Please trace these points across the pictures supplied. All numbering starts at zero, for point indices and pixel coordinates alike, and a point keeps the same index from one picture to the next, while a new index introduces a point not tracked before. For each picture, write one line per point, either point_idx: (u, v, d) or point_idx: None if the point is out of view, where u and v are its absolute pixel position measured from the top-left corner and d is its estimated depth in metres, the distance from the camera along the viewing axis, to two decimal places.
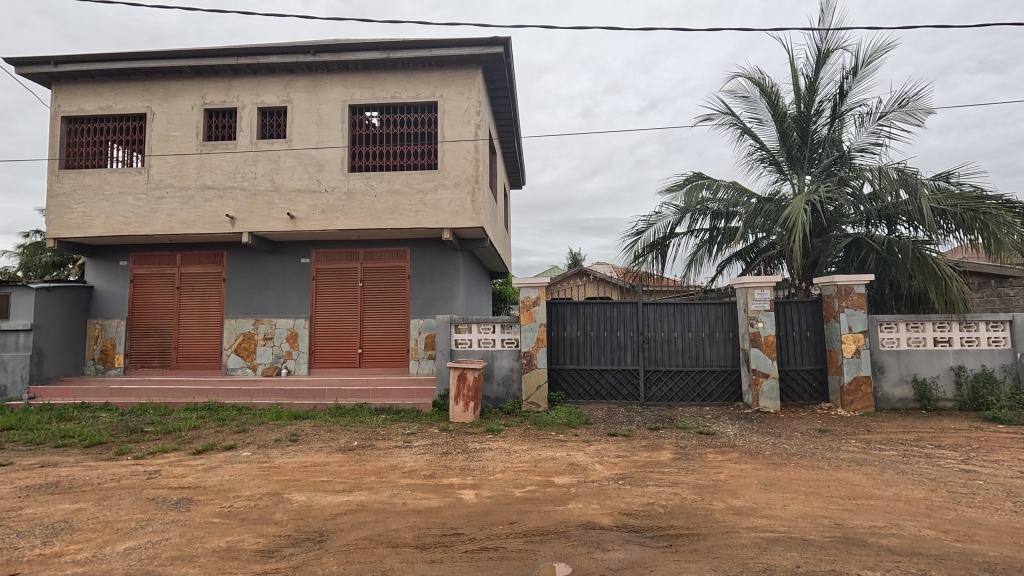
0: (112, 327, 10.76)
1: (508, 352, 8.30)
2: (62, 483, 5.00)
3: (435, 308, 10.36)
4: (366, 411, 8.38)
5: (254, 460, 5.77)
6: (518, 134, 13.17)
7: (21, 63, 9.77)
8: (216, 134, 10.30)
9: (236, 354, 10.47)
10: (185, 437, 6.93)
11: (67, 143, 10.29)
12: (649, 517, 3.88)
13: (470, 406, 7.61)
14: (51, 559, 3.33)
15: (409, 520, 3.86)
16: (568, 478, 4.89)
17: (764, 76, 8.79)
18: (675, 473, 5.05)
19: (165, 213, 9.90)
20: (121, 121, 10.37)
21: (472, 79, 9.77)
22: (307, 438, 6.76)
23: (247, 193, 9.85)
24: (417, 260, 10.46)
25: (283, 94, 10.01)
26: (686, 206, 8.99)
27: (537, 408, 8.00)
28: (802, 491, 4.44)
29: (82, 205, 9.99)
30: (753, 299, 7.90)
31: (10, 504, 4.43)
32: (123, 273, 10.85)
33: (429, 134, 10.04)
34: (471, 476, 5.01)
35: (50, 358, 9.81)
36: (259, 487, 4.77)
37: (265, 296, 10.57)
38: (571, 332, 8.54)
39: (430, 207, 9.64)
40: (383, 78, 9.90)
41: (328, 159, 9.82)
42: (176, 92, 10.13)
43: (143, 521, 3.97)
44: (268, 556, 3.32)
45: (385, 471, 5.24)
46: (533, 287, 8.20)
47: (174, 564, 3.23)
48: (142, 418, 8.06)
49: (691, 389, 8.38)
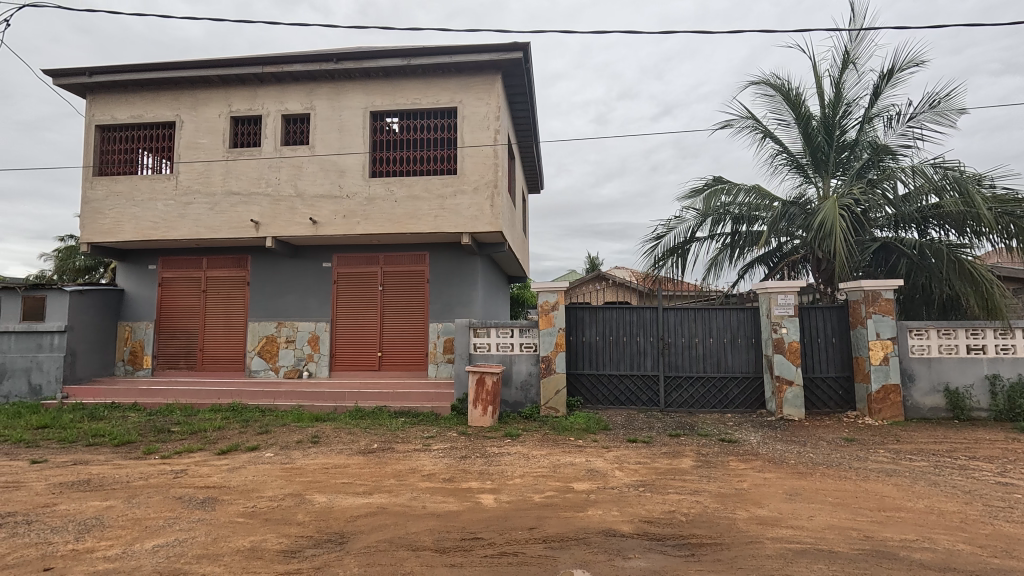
0: (141, 329, 11.05)
1: (526, 356, 8.27)
2: (93, 481, 5.15)
3: (453, 311, 10.41)
4: (386, 413, 8.43)
5: (277, 462, 5.86)
6: (537, 138, 13.21)
7: (58, 75, 10.17)
8: (241, 140, 10.52)
9: (259, 357, 10.68)
10: (210, 438, 7.09)
11: (100, 151, 10.66)
12: (670, 525, 3.83)
13: (488, 410, 7.61)
14: (84, 555, 3.42)
15: (428, 524, 3.88)
16: (588, 485, 4.85)
17: (786, 80, 8.66)
18: (697, 481, 4.97)
19: (192, 218, 10.17)
20: (151, 129, 10.68)
21: (492, 85, 9.82)
22: (327, 440, 6.84)
23: (271, 199, 10.05)
24: (436, 264, 10.53)
25: (306, 102, 10.21)
26: (706, 211, 8.89)
27: (556, 414, 7.98)
28: (828, 502, 4.33)
29: (114, 210, 10.32)
30: (776, 304, 7.76)
31: (45, 500, 4.57)
32: (151, 276, 11.16)
33: (447, 140, 10.08)
34: (490, 481, 5.01)
35: (83, 358, 10.15)
36: (281, 488, 4.85)
37: (288, 300, 10.75)
38: (590, 337, 8.51)
39: (448, 211, 9.71)
40: (403, 85, 10.03)
41: (349, 165, 9.98)
42: (203, 100, 10.41)
43: (170, 519, 4.06)
44: (290, 556, 3.36)
45: (405, 474, 5.27)
46: (552, 291, 8.18)
47: (200, 562, 3.29)
48: (169, 418, 8.29)
49: (713, 394, 8.25)
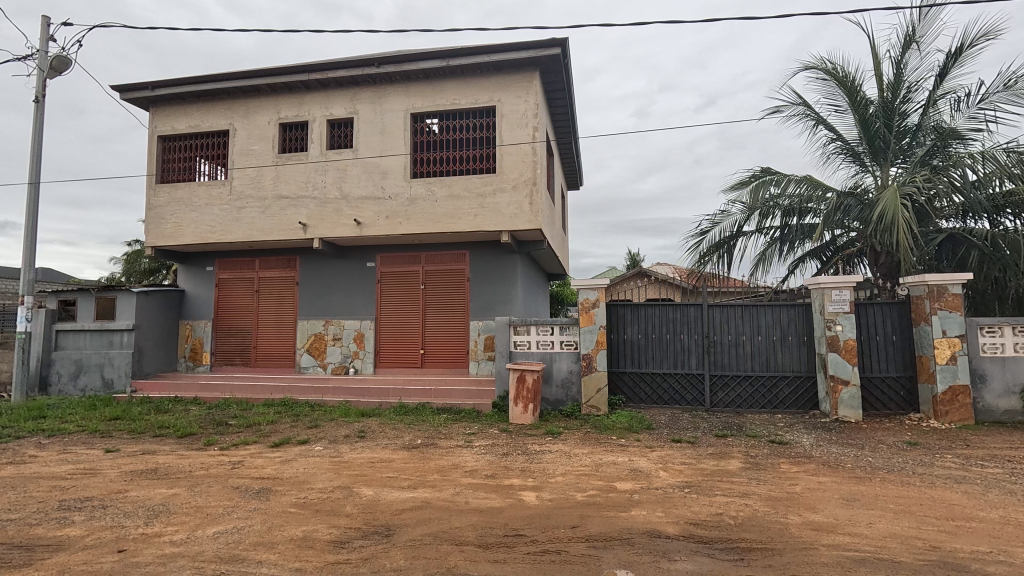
0: (200, 327, 11.69)
1: (567, 354, 8.23)
2: (159, 470, 5.50)
3: (493, 309, 10.48)
4: (429, 410, 8.59)
5: (326, 455, 6.08)
6: (576, 134, 13.10)
7: (124, 90, 10.87)
8: (290, 146, 10.94)
9: (308, 354, 11.09)
10: (264, 431, 7.42)
11: (162, 160, 11.33)
12: (718, 528, 3.72)
13: (529, 407, 7.61)
14: (153, 539, 3.66)
15: (472, 519, 3.92)
16: (631, 484, 4.78)
17: (841, 64, 8.23)
18: (745, 483, 4.81)
19: (245, 222, 10.66)
20: (207, 138, 11.26)
21: (531, 82, 9.80)
22: (373, 435, 7.03)
23: (317, 202, 10.41)
24: (476, 262, 10.62)
25: (350, 106, 10.50)
26: (753, 204, 8.57)
27: (597, 412, 7.90)
28: (890, 509, 4.09)
29: (175, 216, 10.95)
30: (830, 300, 7.39)
31: (118, 486, 4.92)
32: (208, 277, 11.78)
33: (486, 139, 10.15)
34: (532, 478, 5.02)
35: (149, 355, 10.83)
36: (330, 480, 5.02)
37: (334, 299, 11.12)
38: (632, 334, 8.37)
39: (488, 210, 9.77)
40: (442, 86, 10.16)
41: (391, 167, 10.20)
42: (254, 109, 10.88)
43: (229, 507, 4.29)
44: (340, 546, 3.48)
45: (448, 469, 5.36)
46: (592, 288, 8.10)
47: (256, 549, 3.46)
48: (227, 412, 8.74)
49: (762, 394, 7.96)
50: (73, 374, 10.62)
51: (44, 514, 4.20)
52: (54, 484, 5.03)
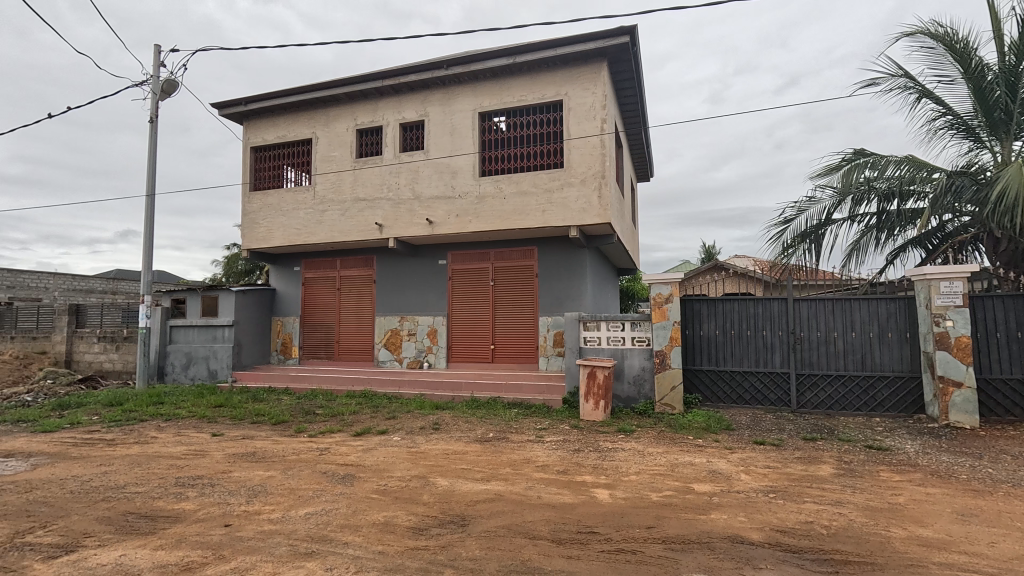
0: (290, 323, 12.60)
1: (639, 350, 8.02)
2: (257, 453, 6.01)
3: (562, 305, 10.43)
4: (500, 404, 8.72)
5: (404, 445, 6.36)
6: (646, 124, 12.70)
7: (222, 107, 11.92)
8: (366, 150, 11.49)
9: (385, 348, 11.62)
10: (347, 420, 7.89)
11: (255, 170, 12.31)
12: (808, 538, 3.48)
13: (600, 404, 7.51)
14: (254, 516, 4.01)
15: (545, 514, 3.94)
16: (710, 487, 4.58)
17: (951, 28, 7.35)
18: (839, 491, 4.45)
19: (328, 224, 11.34)
20: (293, 147, 12.08)
21: (598, 73, 9.62)
22: (447, 428, 7.26)
23: (392, 203, 10.85)
24: (545, 258, 10.62)
25: (421, 109, 10.85)
26: (845, 189, 7.89)
27: (672, 411, 7.64)
28: (1016, 529, 3.62)
29: (266, 220, 11.87)
30: (938, 293, 6.66)
31: (223, 467, 5.44)
32: (296, 277, 12.67)
33: (554, 134, 10.09)
34: (605, 475, 4.95)
35: (246, 348, 11.84)
36: (408, 470, 5.24)
37: (408, 296, 11.57)
38: (709, 330, 8.02)
39: (556, 205, 9.73)
40: (509, 83, 10.22)
41: (461, 166, 10.42)
42: (334, 117, 11.53)
43: (318, 491, 4.61)
44: (418, 533, 3.63)
45: (520, 463, 5.41)
46: (665, 283, 7.83)
47: (343, 531, 3.68)
48: (314, 402, 9.38)
49: (857, 395, 7.33)
50: (184, 365, 11.83)
51: (164, 489, 4.73)
52: (171, 463, 5.65)
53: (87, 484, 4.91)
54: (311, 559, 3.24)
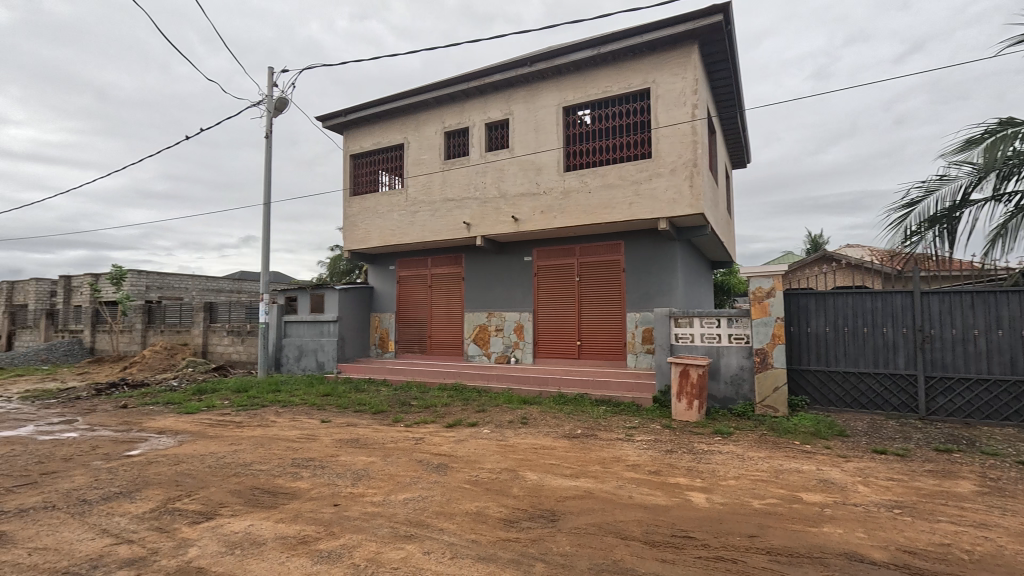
0: (386, 319, 13.40)
1: (737, 348, 7.55)
2: (360, 440, 6.47)
3: (652, 300, 10.09)
4: (587, 401, 8.64)
5: (493, 438, 6.51)
6: (742, 107, 11.90)
7: (325, 119, 12.92)
8: (454, 152, 11.88)
9: (474, 343, 11.97)
10: (440, 412, 8.24)
11: (354, 176, 13.21)
12: (944, 562, 3.07)
13: (694, 404, 7.18)
14: (359, 497, 4.32)
15: (637, 514, 3.84)
16: (821, 497, 4.20)
17: None
18: (983, 511, 3.88)
19: (419, 225, 11.88)
20: (387, 153, 12.80)
21: (689, 57, 9.15)
22: (535, 422, 7.32)
23: (479, 202, 11.13)
24: (633, 252, 10.33)
25: (506, 108, 11.00)
26: (987, 165, 6.83)
27: (775, 413, 7.11)
28: None
29: (365, 223, 12.70)
30: None
31: (332, 451, 5.91)
32: (391, 275, 13.43)
33: (641, 124, 9.77)
34: (700, 478, 4.72)
35: (349, 342, 12.77)
36: (498, 462, 5.37)
37: (496, 292, 11.81)
38: (817, 327, 7.38)
39: (644, 197, 9.42)
40: (594, 75, 10.05)
41: (545, 162, 10.43)
42: (424, 122, 12.05)
43: (414, 478, 4.86)
44: (510, 525, 3.70)
45: (610, 461, 5.32)
46: (766, 276, 7.28)
47: (438, 518, 3.85)
48: (409, 393, 9.90)
49: (1005, 403, 6.34)
50: (296, 357, 13.02)
51: (283, 468, 5.25)
52: (288, 445, 6.25)
53: (221, 460, 5.59)
54: (410, 542, 3.42)
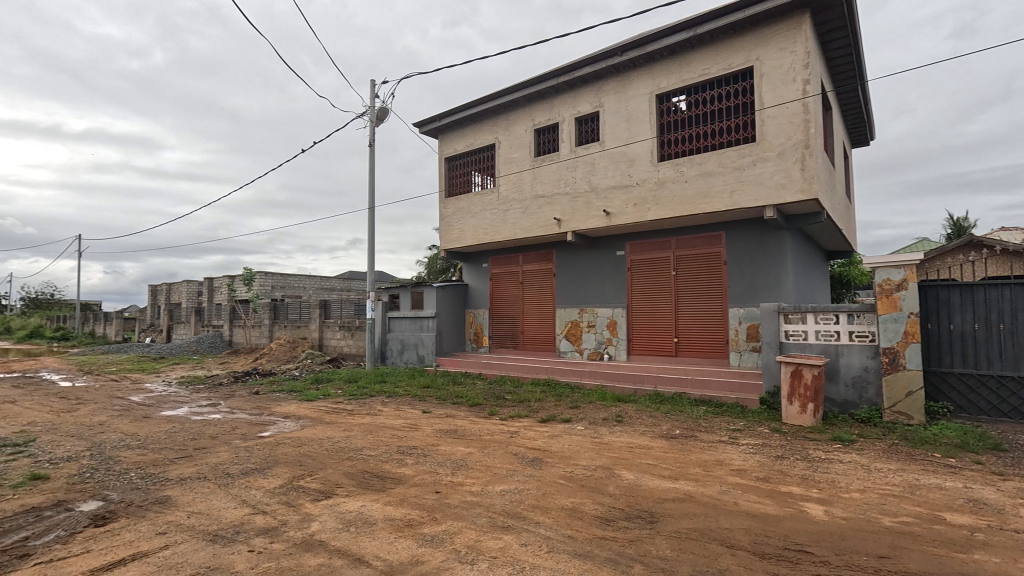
0: (480, 315, 13.81)
1: (859, 347, 6.78)
2: (459, 431, 6.73)
3: (757, 295, 9.40)
4: (686, 400, 8.26)
5: (587, 435, 6.46)
6: (863, 78, 10.65)
7: (422, 125, 13.58)
8: (544, 149, 11.91)
9: (566, 339, 11.94)
10: (533, 407, 8.33)
11: (448, 178, 13.75)
12: None
13: (808, 408, 6.58)
14: (458, 486, 4.50)
15: (743, 523, 3.61)
16: (970, 519, 3.65)
17: None
18: None
19: (511, 222, 12.08)
20: (479, 154, 13.16)
21: (798, 28, 8.37)
22: (630, 421, 7.15)
23: (569, 197, 11.06)
24: (735, 244, 9.68)
25: (596, 100, 10.81)
26: None
27: (908, 421, 6.30)
28: None
29: (459, 222, 13.17)
30: None
31: (432, 440, 6.23)
32: (484, 273, 13.81)
33: (743, 105, 9.12)
34: (817, 488, 4.32)
35: (446, 337, 13.35)
36: (593, 459, 5.31)
37: (588, 288, 11.68)
38: (962, 325, 6.44)
39: (748, 184, 8.78)
40: (689, 58, 9.55)
41: (638, 153, 10.11)
42: (514, 121, 12.22)
43: (510, 470, 4.97)
44: (606, 523, 3.65)
45: (712, 465, 5.04)
46: (895, 267, 6.46)
47: (534, 511, 3.91)
48: (504, 387, 10.12)
49: None
50: (399, 350, 13.87)
51: (389, 455, 5.63)
52: (394, 433, 6.68)
53: (337, 444, 6.11)
54: (508, 533, 3.51)
